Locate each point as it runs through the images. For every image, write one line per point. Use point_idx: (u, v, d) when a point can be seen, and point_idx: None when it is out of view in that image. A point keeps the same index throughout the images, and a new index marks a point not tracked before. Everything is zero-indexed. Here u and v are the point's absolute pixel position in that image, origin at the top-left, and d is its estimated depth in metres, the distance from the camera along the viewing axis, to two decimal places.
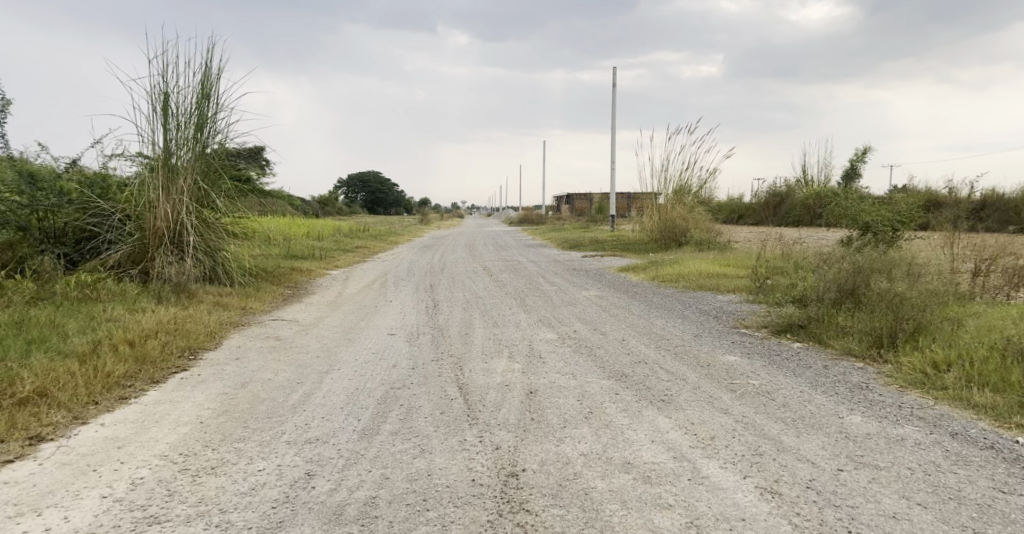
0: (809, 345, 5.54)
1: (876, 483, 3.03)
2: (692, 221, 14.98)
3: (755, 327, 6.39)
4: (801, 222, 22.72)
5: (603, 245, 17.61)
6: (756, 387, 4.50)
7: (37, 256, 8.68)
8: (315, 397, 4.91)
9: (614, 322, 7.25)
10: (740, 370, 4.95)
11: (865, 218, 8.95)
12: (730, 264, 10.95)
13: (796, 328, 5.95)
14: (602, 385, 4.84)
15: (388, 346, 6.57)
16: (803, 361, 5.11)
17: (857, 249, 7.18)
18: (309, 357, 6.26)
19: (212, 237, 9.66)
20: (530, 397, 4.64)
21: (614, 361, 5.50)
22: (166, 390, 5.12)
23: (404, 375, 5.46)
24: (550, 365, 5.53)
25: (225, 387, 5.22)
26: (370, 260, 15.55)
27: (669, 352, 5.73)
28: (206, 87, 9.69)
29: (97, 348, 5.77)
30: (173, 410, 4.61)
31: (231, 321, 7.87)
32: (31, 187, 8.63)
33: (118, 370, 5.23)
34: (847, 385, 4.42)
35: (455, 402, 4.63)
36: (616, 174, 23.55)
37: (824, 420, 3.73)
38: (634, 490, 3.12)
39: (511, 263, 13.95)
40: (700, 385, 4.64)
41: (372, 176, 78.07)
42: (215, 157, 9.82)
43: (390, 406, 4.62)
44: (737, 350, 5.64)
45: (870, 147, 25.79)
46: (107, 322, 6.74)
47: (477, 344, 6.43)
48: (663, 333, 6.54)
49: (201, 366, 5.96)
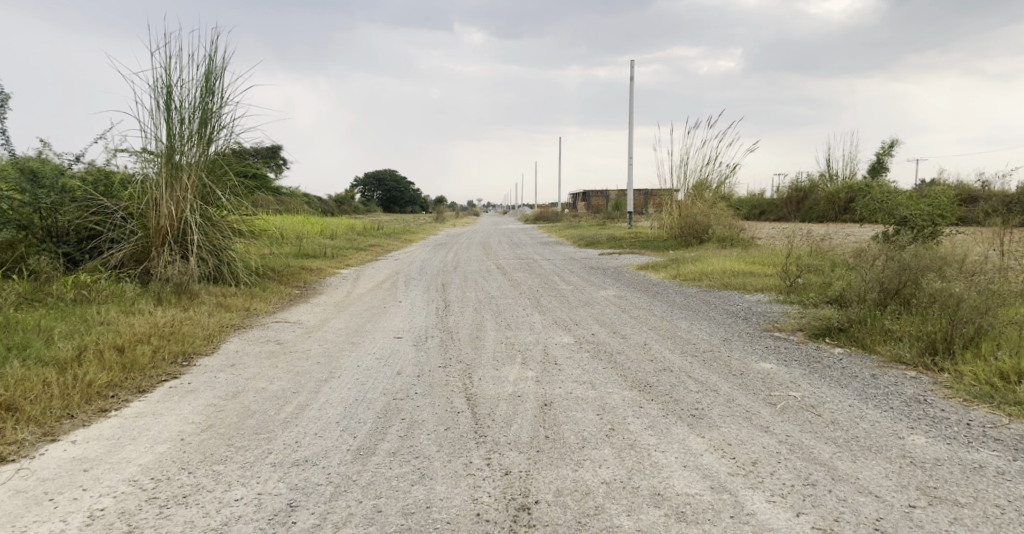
0: (852, 351, 5.06)
1: (960, 526, 2.56)
2: (714, 218, 14.46)
3: (790, 331, 5.90)
4: (825, 218, 22.17)
5: (621, 243, 17.13)
6: (798, 400, 4.02)
7: (37, 256, 8.37)
8: (309, 409, 4.49)
9: (635, 324, 6.79)
10: (779, 380, 4.47)
11: (902, 212, 8.42)
12: (756, 262, 10.44)
13: (836, 331, 5.47)
14: (624, 396, 4.38)
15: (394, 351, 6.15)
16: (849, 370, 4.62)
17: (898, 246, 6.67)
18: (308, 363, 5.85)
19: (218, 236, 9.28)
20: (544, 410, 4.19)
21: (637, 369, 5.04)
22: (151, 401, 4.74)
23: (409, 384, 5.04)
24: (567, 373, 5.08)
25: (214, 398, 4.81)
26: (382, 258, 15.17)
27: (697, 359, 5.27)
28: (211, 80, 9.31)
29: (81, 355, 5.40)
30: (154, 425, 4.21)
31: (232, 323, 7.50)
32: (33, 185, 8.33)
33: (101, 380, 4.86)
34: (902, 398, 3.92)
35: (461, 416, 4.19)
36: (633, 170, 22.98)
37: (884, 441, 3.24)
38: (666, 531, 2.67)
39: (527, 261, 13.53)
40: (734, 397, 4.17)
41: (389, 174, 78.05)
42: (221, 153, 9.43)
43: (390, 420, 4.19)
44: (772, 356, 5.15)
45: (897, 140, 25.07)
46: (98, 326, 6.37)
47: (488, 349, 5.99)
48: (688, 337, 6.06)
49: (193, 373, 5.56)
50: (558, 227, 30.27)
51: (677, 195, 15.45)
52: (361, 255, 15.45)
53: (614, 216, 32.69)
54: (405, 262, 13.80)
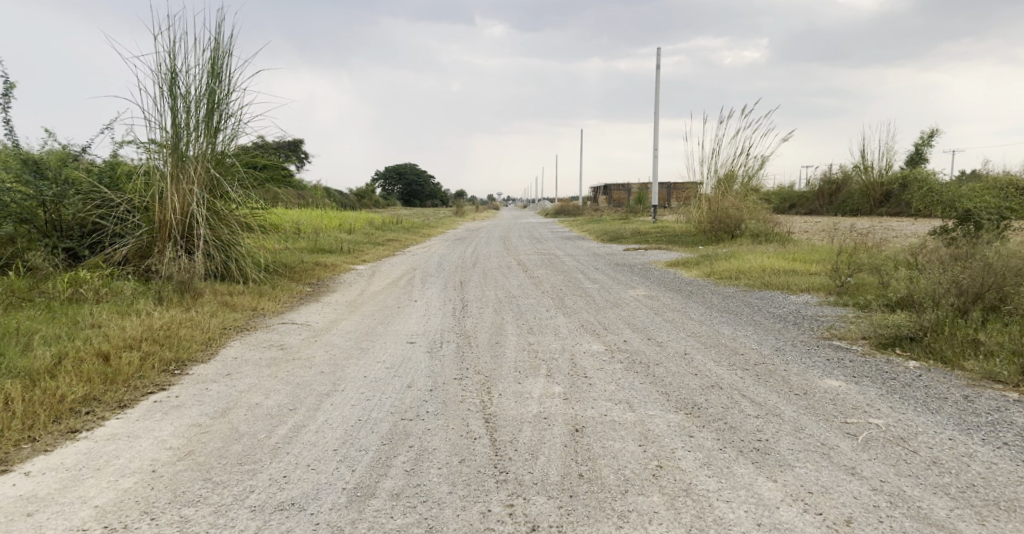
0: (932, 365, 4.50)
1: None
2: (747, 212, 13.66)
3: (852, 340, 5.23)
4: (860, 212, 21.48)
5: (647, 238, 16.40)
6: (883, 431, 3.38)
7: (36, 250, 7.85)
8: (305, 432, 3.89)
9: (671, 329, 6.10)
10: (854, 403, 3.84)
11: (966, 206, 7.64)
12: (797, 259, 9.74)
13: (907, 341, 4.89)
14: (669, 421, 3.74)
15: (405, 359, 5.54)
16: (934, 390, 4.01)
17: (969, 245, 6.03)
18: (310, 374, 5.25)
19: (225, 230, 8.73)
20: (576, 439, 3.56)
21: (680, 386, 4.38)
22: (129, 419, 4.16)
23: (420, 400, 4.43)
24: (599, 389, 4.44)
25: (200, 416, 4.22)
26: (398, 253, 14.59)
27: (748, 373, 4.61)
28: (217, 64, 8.73)
29: (61, 365, 4.84)
30: (126, 451, 3.61)
31: (236, 325, 6.95)
32: (35, 176, 7.83)
33: (75, 394, 4.29)
34: (1012, 428, 3.32)
35: (478, 444, 3.58)
36: (658, 163, 22.20)
37: (1011, 495, 2.70)
38: None
39: (549, 257, 12.86)
40: (802, 425, 3.54)
41: (409, 168, 77.75)
42: (229, 142, 8.89)
43: (396, 448, 3.59)
44: (838, 372, 4.50)
45: (937, 131, 24.02)
46: (85, 330, 5.81)
47: (509, 357, 5.37)
48: (734, 346, 5.40)
49: (184, 384, 4.97)
50: (580, 222, 29.56)
51: (707, 188, 14.70)
52: (378, 250, 14.89)
53: (638, 211, 31.91)
54: (423, 258, 13.17)
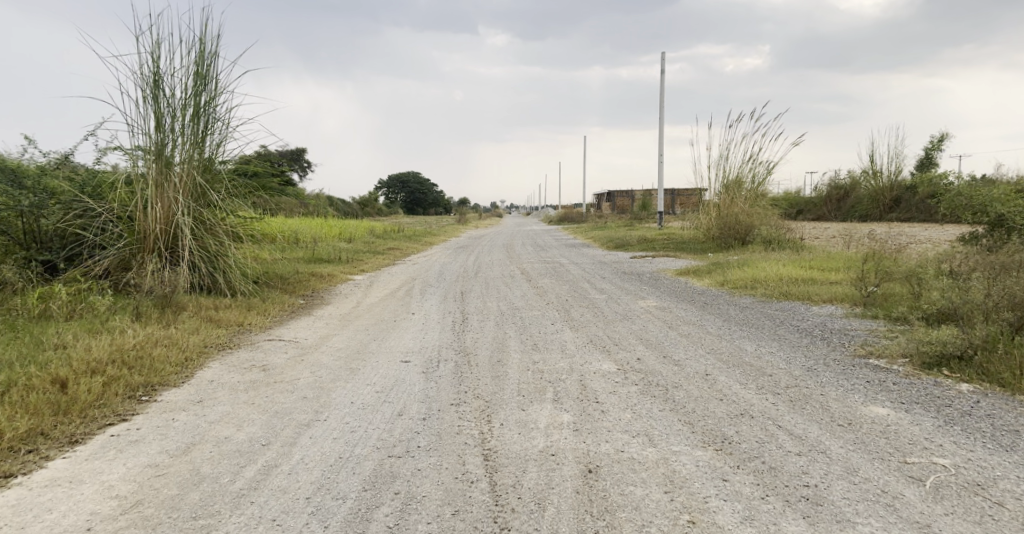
0: (989, 390, 3.99)
1: None
2: (758, 217, 13.15)
3: (892, 357, 4.71)
4: (868, 218, 21.01)
5: (653, 245, 15.87)
6: (954, 474, 2.89)
7: (10, 264, 7.33)
8: (275, 475, 3.37)
9: (689, 346, 5.57)
10: (913, 435, 3.33)
11: (999, 210, 7.13)
12: (816, 267, 9.21)
13: (957, 361, 4.37)
14: (696, 459, 3.21)
15: (398, 382, 5.01)
16: (1001, 420, 3.49)
17: (1012, 253, 5.51)
18: (291, 400, 4.71)
19: (213, 240, 8.19)
20: (589, 483, 3.03)
21: (706, 414, 3.85)
22: (77, 458, 3.63)
23: (411, 431, 3.90)
24: (613, 417, 3.91)
25: (160, 453, 3.70)
26: (398, 263, 14.03)
27: (781, 398, 4.07)
28: (202, 65, 8.24)
29: (9, 396, 4.32)
30: (62, 501, 3.12)
31: (218, 342, 6.43)
32: (10, 186, 7.34)
33: (14, 431, 3.76)
34: None
35: (475, 489, 3.06)
36: (662, 169, 21.68)
37: None
38: None
39: (554, 266, 12.33)
40: (854, 464, 3.02)
41: (412, 176, 77.23)
42: (216, 148, 8.37)
43: (380, 494, 3.08)
44: (883, 397, 3.96)
45: (948, 134, 23.51)
46: (47, 353, 5.27)
47: (512, 379, 4.83)
48: (761, 365, 4.86)
49: (149, 413, 4.43)
50: (584, 229, 29.01)
51: (714, 193, 14.09)
52: (377, 259, 14.33)
53: (642, 218, 31.39)
54: (423, 268, 12.63)
